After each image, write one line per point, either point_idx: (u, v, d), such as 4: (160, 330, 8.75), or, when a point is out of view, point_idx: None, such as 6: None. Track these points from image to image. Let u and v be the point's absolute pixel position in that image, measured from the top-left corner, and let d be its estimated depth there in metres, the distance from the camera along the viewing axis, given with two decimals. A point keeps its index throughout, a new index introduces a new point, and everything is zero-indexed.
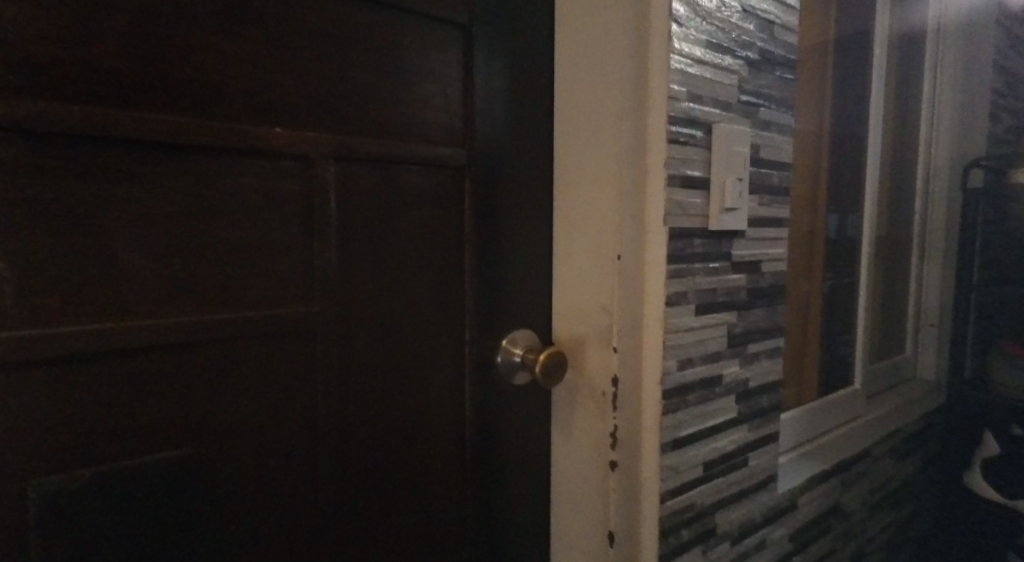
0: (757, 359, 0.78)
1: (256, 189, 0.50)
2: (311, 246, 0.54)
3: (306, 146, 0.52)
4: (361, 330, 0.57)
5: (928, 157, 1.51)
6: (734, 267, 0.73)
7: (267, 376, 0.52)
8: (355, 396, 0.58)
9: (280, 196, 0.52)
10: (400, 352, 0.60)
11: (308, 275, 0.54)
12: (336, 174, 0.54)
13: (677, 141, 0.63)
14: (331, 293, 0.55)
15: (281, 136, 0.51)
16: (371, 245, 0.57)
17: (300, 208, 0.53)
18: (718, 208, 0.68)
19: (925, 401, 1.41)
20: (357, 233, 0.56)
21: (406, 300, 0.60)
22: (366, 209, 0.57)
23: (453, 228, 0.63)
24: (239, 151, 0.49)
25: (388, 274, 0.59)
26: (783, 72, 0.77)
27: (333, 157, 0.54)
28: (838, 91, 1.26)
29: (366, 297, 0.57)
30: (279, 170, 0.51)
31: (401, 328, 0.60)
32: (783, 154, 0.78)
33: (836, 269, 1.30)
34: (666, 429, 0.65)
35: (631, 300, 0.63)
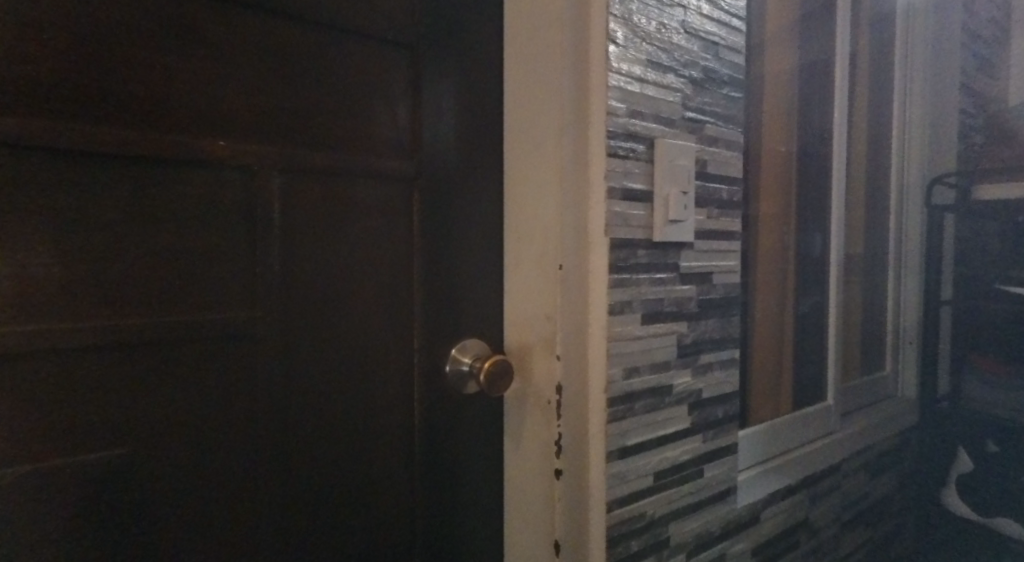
0: (709, 370, 0.79)
1: (198, 199, 0.52)
2: (253, 253, 0.55)
3: (249, 158, 0.54)
4: (305, 337, 0.59)
5: (901, 176, 1.53)
6: (681, 278, 0.74)
7: (208, 381, 0.53)
8: (298, 401, 0.58)
9: (222, 204, 0.53)
10: (346, 359, 0.61)
11: (250, 282, 0.55)
12: (280, 185, 0.56)
13: (616, 155, 0.65)
14: (274, 299, 0.56)
15: (224, 148, 0.53)
16: (315, 254, 0.59)
17: (243, 215, 0.54)
18: (662, 220, 0.70)
19: (903, 418, 1.41)
20: (301, 242, 0.58)
21: (352, 309, 0.62)
22: (311, 219, 0.58)
23: (402, 240, 0.65)
24: (180, 162, 0.51)
25: (334, 283, 0.60)
26: (730, 90, 0.79)
27: (277, 168, 0.56)
28: (805, 111, 1.29)
29: (310, 304, 0.59)
30: (221, 181, 0.53)
31: (347, 335, 0.61)
32: (731, 169, 0.81)
33: (808, 287, 1.31)
34: (612, 437, 0.66)
35: (574, 309, 0.65)
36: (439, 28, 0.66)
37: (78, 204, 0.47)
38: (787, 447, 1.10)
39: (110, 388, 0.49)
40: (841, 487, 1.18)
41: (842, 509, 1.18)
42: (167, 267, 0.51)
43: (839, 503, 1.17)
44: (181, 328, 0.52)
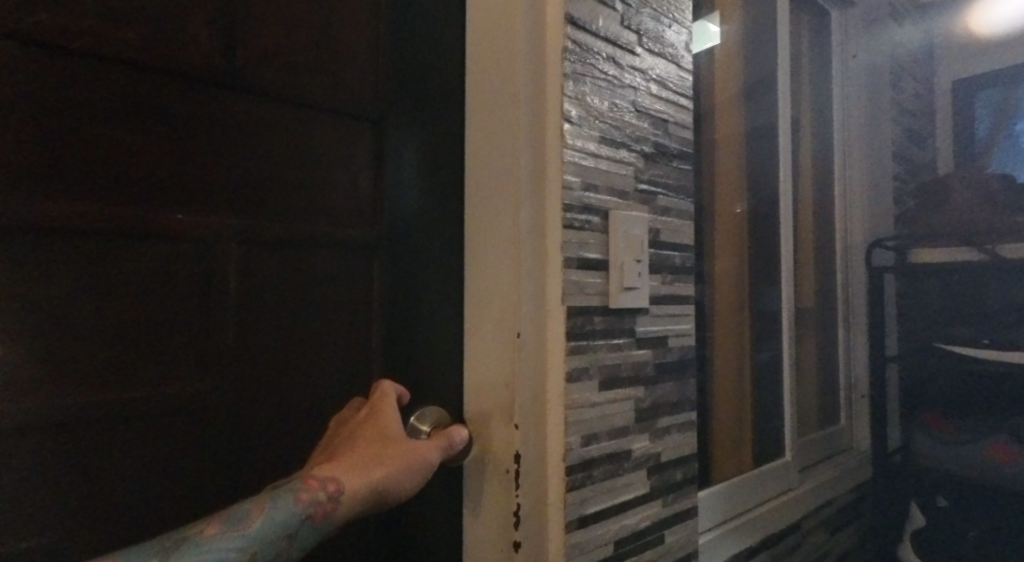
0: (667, 433, 0.80)
1: (154, 274, 0.51)
2: (208, 326, 0.54)
3: (207, 229, 0.54)
4: (258, 410, 0.57)
5: (845, 236, 1.61)
6: (638, 342, 0.76)
7: (155, 461, 0.51)
8: (247, 477, 0.56)
9: (178, 276, 0.52)
10: (299, 430, 0.60)
11: (202, 356, 0.53)
12: (237, 256, 0.56)
13: (572, 227, 0.68)
14: (229, 371, 0.55)
15: (183, 221, 0.52)
16: (270, 324, 0.58)
17: (197, 287, 0.53)
18: (618, 287, 0.72)
19: (859, 472, 1.44)
20: (256, 313, 0.57)
21: (309, 376, 0.62)
22: (268, 288, 0.58)
23: (366, 304, 0.67)
24: (138, 235, 0.50)
25: (289, 351, 0.60)
26: (680, 163, 0.84)
27: (236, 240, 0.56)
28: (753, 177, 1.36)
29: (263, 375, 0.58)
30: (178, 253, 0.52)
31: (300, 403, 0.61)
32: (683, 237, 0.84)
33: (763, 344, 1.34)
34: (571, 506, 0.66)
35: (534, 376, 0.65)
36: (402, 102, 0.70)
37: (25, 280, 0.44)
38: (747, 505, 1.10)
39: (53, 480, 0.45)
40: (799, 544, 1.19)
41: None
42: (117, 344, 0.49)
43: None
44: (130, 408, 0.49)
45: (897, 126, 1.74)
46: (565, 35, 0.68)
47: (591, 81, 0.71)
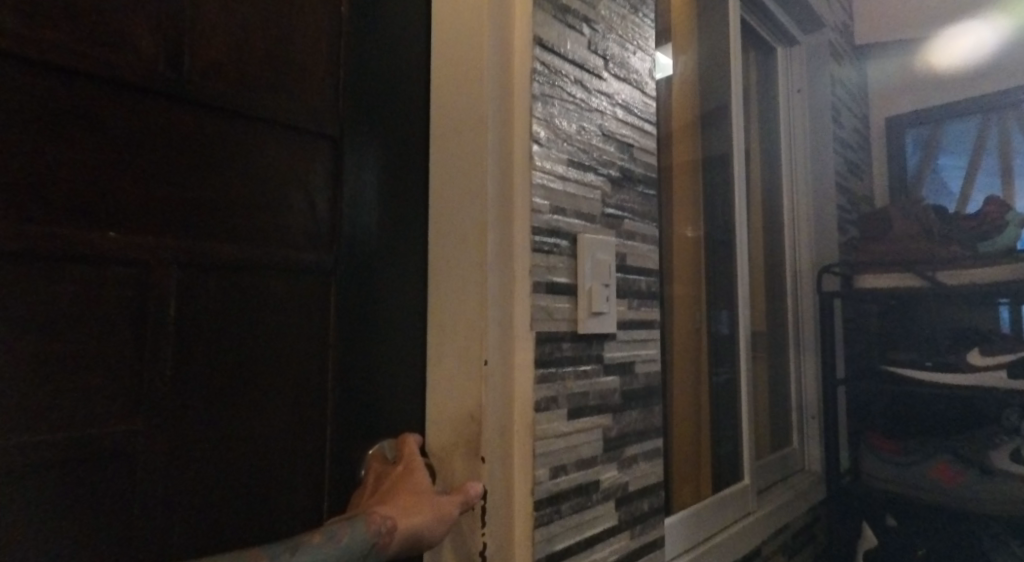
0: (635, 462, 0.78)
1: (83, 300, 0.45)
2: (144, 357, 0.48)
3: (145, 250, 0.49)
4: (200, 450, 0.51)
5: (793, 262, 1.68)
6: (606, 369, 0.75)
7: (77, 513, 0.44)
8: (185, 526, 0.50)
9: (110, 301, 0.47)
10: (248, 472, 0.55)
11: (137, 391, 0.48)
12: (179, 278, 0.51)
13: (540, 250, 0.66)
14: (167, 408, 0.49)
15: (117, 240, 0.47)
16: (216, 354, 0.53)
17: (133, 313, 0.48)
18: (585, 313, 0.70)
19: (812, 493, 1.46)
20: (199, 342, 0.52)
21: (261, 411, 0.56)
22: (214, 314, 0.53)
23: (314, 337, 0.61)
24: (64, 256, 0.45)
25: (237, 383, 0.54)
26: (645, 188, 0.84)
27: (178, 261, 0.51)
28: (709, 204, 1.39)
29: (207, 411, 0.52)
30: (110, 276, 0.47)
31: (249, 442, 0.55)
32: (648, 262, 0.84)
33: (720, 367, 1.36)
34: (538, 543, 0.62)
35: (501, 407, 0.62)
36: (362, 116, 0.66)
37: None
38: (708, 530, 1.10)
39: None
40: None
41: None
42: (35, 379, 0.43)
43: None
44: (46, 452, 0.43)
45: (840, 158, 1.81)
46: (533, 56, 0.67)
47: (559, 104, 0.70)
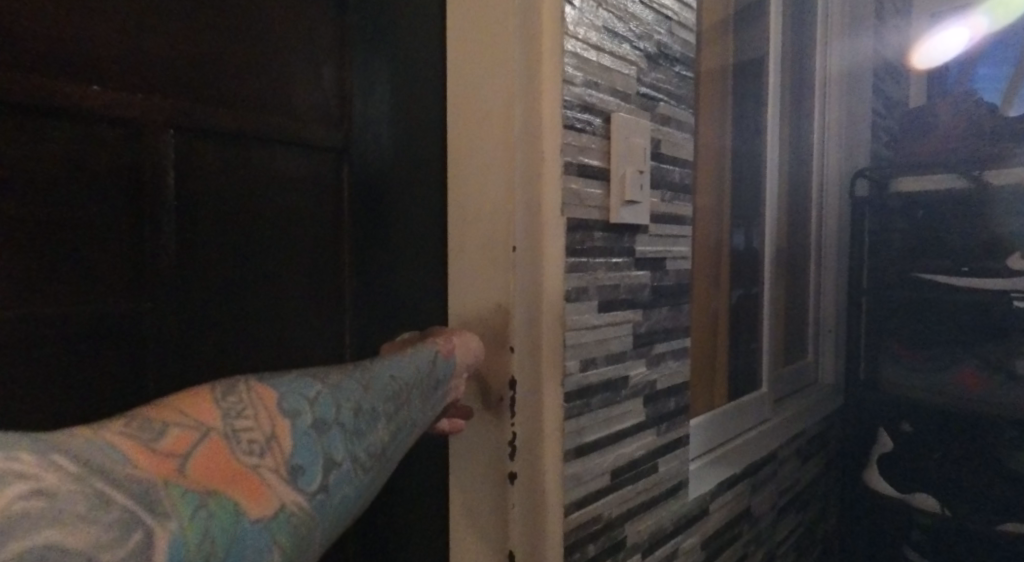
0: (663, 360, 0.76)
1: (69, 165, 0.40)
2: (144, 234, 0.44)
3: (133, 107, 0.42)
4: (210, 334, 0.48)
5: (821, 168, 1.60)
6: (637, 263, 0.70)
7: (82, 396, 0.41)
8: None
9: (99, 169, 0.41)
10: (260, 359, 0.52)
11: (137, 270, 0.44)
12: (174, 146, 0.45)
13: (572, 128, 0.60)
14: (173, 288, 0.45)
15: (102, 97, 0.41)
16: (220, 234, 0.49)
17: (125, 179, 0.43)
18: (618, 201, 0.65)
19: (827, 402, 1.46)
20: (202, 219, 0.47)
21: (271, 296, 0.53)
22: (214, 190, 0.48)
23: (329, 217, 0.57)
24: (41, 111, 0.39)
25: (248, 265, 0.51)
26: (682, 68, 0.76)
27: (171, 125, 0.45)
28: (738, 110, 1.29)
29: (214, 291, 0.48)
30: (96, 140, 0.41)
31: (260, 327, 0.52)
32: (683, 151, 0.78)
33: (743, 279, 1.32)
34: (568, 436, 0.61)
35: (529, 294, 0.58)
36: None
37: None
38: (726, 436, 1.09)
39: None
40: (778, 474, 1.16)
41: (781, 495, 1.17)
42: (22, 251, 0.38)
43: (779, 489, 1.16)
44: (41, 332, 0.39)
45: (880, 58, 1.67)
46: None
47: None
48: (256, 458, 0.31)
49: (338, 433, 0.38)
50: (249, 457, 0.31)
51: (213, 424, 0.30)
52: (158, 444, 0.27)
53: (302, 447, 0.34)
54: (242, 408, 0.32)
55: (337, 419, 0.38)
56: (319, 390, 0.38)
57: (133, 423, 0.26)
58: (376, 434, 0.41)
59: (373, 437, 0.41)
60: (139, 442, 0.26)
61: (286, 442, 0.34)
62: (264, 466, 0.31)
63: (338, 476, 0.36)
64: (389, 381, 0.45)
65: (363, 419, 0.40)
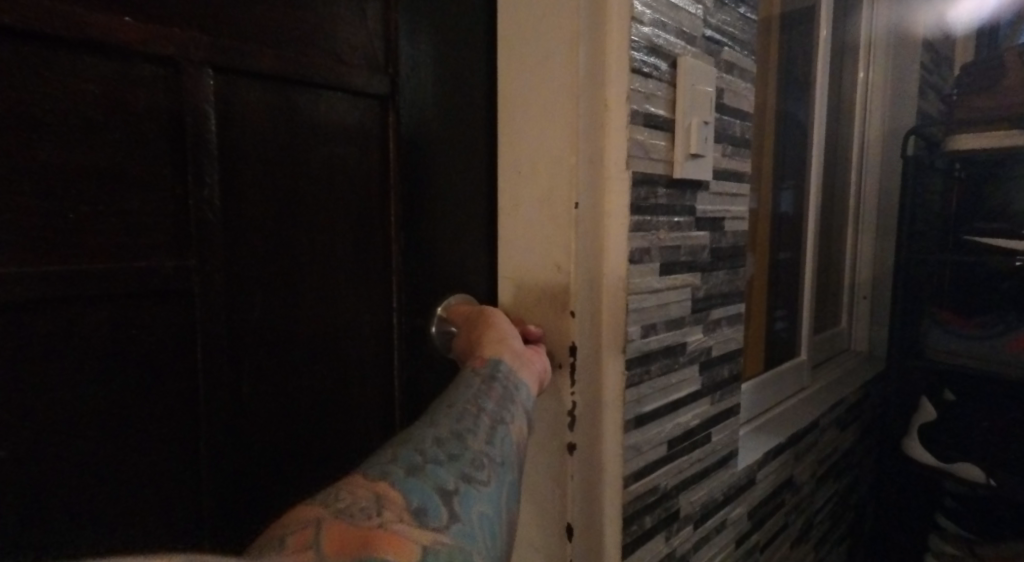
0: (719, 326, 0.72)
1: (102, 107, 0.36)
2: (185, 187, 0.40)
3: (170, 43, 0.38)
4: (254, 298, 0.44)
5: (863, 127, 1.52)
6: (697, 223, 0.66)
7: (123, 362, 0.38)
8: (248, 373, 0.44)
9: (135, 113, 0.37)
10: (308, 328, 0.48)
11: (178, 226, 0.39)
12: (214, 89, 0.40)
13: (640, 72, 0.54)
14: (217, 247, 0.41)
15: (139, 31, 0.36)
16: (264, 189, 0.44)
17: (166, 124, 0.39)
18: (683, 154, 0.60)
19: (861, 369, 1.44)
20: (247, 172, 0.43)
21: (319, 260, 0.48)
22: (260, 141, 0.43)
23: (376, 172, 0.52)
24: (74, 45, 0.35)
25: (297, 220, 0.46)
26: (745, 10, 0.70)
27: (211, 65, 0.40)
28: (785, 64, 1.21)
29: (261, 250, 0.44)
30: (131, 80, 0.37)
31: (307, 293, 0.47)
32: (745, 103, 0.72)
33: (784, 242, 1.26)
34: (629, 405, 0.57)
35: (590, 256, 0.54)
36: None
37: None
38: (767, 406, 1.08)
39: None
40: (820, 442, 1.13)
41: (820, 464, 1.14)
42: (52, 202, 0.34)
43: (818, 459, 1.13)
44: (76, 290, 0.35)
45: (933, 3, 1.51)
46: None
47: None
48: (377, 518, 0.30)
49: (438, 466, 0.36)
50: (369, 518, 0.30)
51: (320, 513, 0.29)
52: (285, 549, 0.27)
53: (414, 489, 0.33)
54: (335, 493, 0.32)
55: (426, 456, 0.36)
56: (394, 450, 0.36)
57: (256, 550, 0.27)
58: (473, 449, 0.39)
59: (473, 452, 0.39)
60: (267, 559, 0.26)
61: (398, 496, 0.32)
62: (386, 521, 0.30)
63: (462, 503, 0.35)
64: (452, 410, 0.42)
65: (451, 443, 0.38)
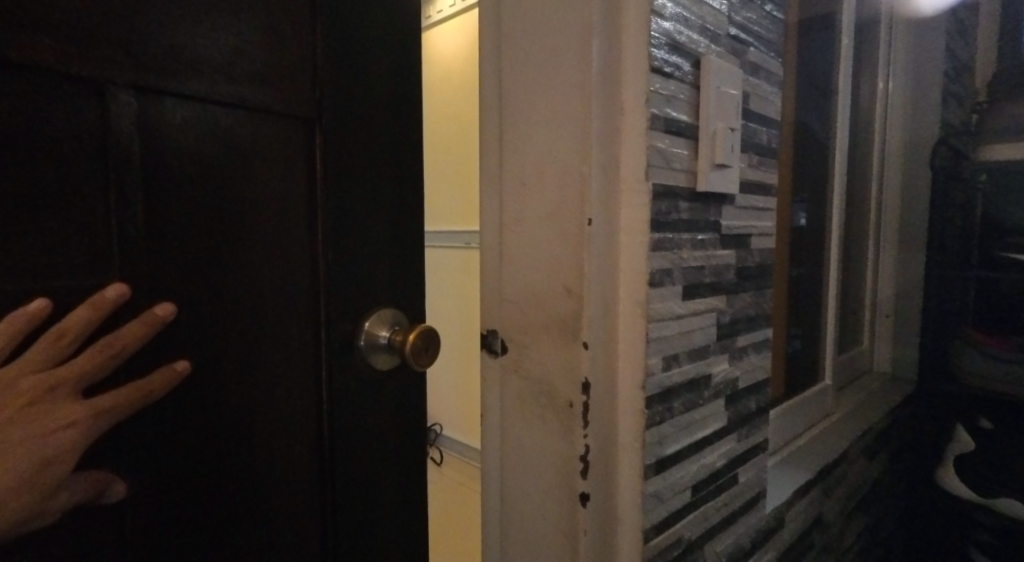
0: (745, 354, 0.65)
1: (7, 130, 0.31)
2: (110, 210, 0.35)
3: (98, 59, 0.34)
4: (186, 334, 0.39)
5: (883, 141, 1.44)
6: (722, 241, 0.59)
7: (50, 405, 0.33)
8: (197, 411, 0.39)
9: (48, 137, 0.33)
10: (246, 371, 0.41)
11: (98, 259, 0.35)
12: (135, 110, 0.35)
13: (660, 71, 0.48)
14: (140, 281, 0.36)
15: (52, 50, 0.32)
16: (205, 209, 0.39)
17: (96, 142, 0.34)
18: (708, 164, 0.53)
19: (888, 392, 1.36)
20: (174, 196, 0.37)
21: (251, 295, 0.41)
22: (211, 154, 0.39)
23: (302, 203, 0.44)
24: None
25: (257, 240, 0.41)
26: (770, 10, 0.65)
27: (124, 86, 0.35)
28: (802, 75, 1.14)
29: (212, 273, 0.39)
30: (40, 99, 0.32)
31: (243, 330, 0.41)
32: (771, 108, 0.66)
33: (804, 260, 1.19)
34: (649, 448, 0.50)
35: (603, 279, 0.48)
36: None
37: None
38: (792, 435, 1.02)
39: None
40: (848, 476, 1.05)
41: (850, 498, 1.06)
42: None
43: (848, 493, 1.04)
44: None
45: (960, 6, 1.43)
46: None
47: None
48: None
49: None
50: None
51: None
52: None
53: None
54: None
55: None
56: None
57: None
58: None
59: None
60: None
61: None
62: None
63: None
64: None
65: None
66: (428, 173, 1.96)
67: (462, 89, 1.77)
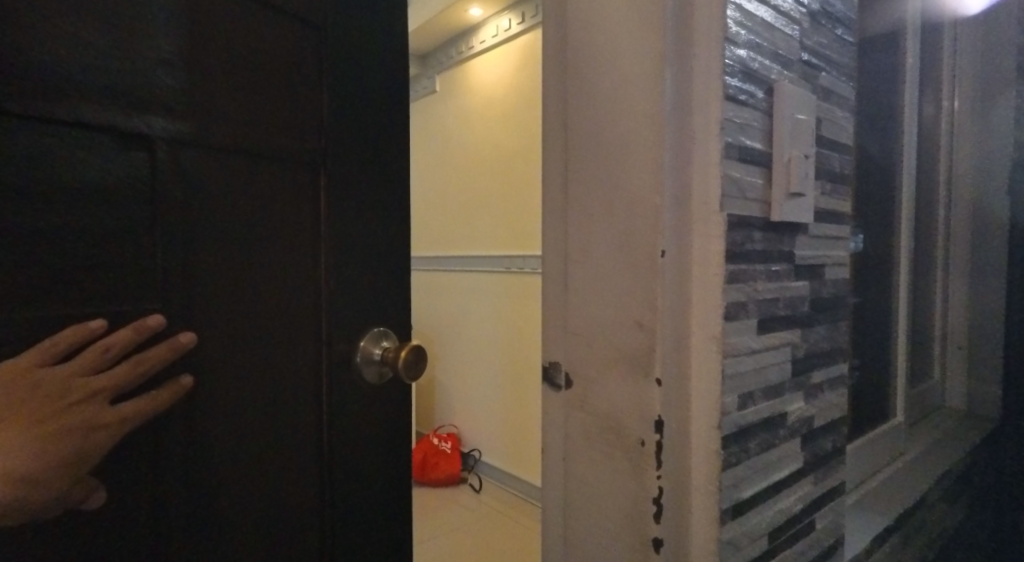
0: (820, 392, 0.61)
1: (73, 176, 0.38)
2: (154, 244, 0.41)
3: (147, 118, 0.40)
4: (209, 357, 0.44)
5: (949, 166, 1.36)
6: (796, 272, 0.57)
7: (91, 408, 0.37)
8: (220, 418, 0.45)
9: (105, 181, 0.39)
10: (254, 387, 0.47)
11: (141, 293, 0.41)
12: (175, 160, 0.42)
13: (734, 99, 0.46)
14: (175, 305, 0.42)
15: (111, 112, 0.39)
16: (230, 243, 0.45)
17: (145, 186, 0.41)
18: (783, 193, 0.51)
19: (964, 430, 1.27)
20: (203, 231, 0.43)
21: (263, 317, 0.47)
22: (237, 196, 0.45)
23: (301, 238, 0.50)
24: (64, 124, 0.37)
25: (272, 268, 0.47)
26: (840, 33, 0.63)
27: (163, 140, 0.41)
28: (867, 97, 1.10)
29: (234, 298, 0.45)
30: (98, 150, 0.39)
31: (254, 349, 0.47)
32: (843, 133, 0.63)
33: (876, 290, 1.12)
34: (725, 491, 0.47)
35: (677, 312, 0.46)
36: None
37: None
38: (863, 476, 0.96)
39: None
40: (928, 522, 0.98)
41: (930, 547, 0.98)
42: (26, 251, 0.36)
43: (928, 542, 0.97)
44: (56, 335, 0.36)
45: None
46: None
47: None
48: None
49: None
50: None
51: None
52: None
53: None
54: None
55: None
56: None
57: None
58: None
59: None
60: None
61: None
62: None
63: None
64: None
65: None
66: (473, 202, 1.97)
67: (509, 119, 1.78)
